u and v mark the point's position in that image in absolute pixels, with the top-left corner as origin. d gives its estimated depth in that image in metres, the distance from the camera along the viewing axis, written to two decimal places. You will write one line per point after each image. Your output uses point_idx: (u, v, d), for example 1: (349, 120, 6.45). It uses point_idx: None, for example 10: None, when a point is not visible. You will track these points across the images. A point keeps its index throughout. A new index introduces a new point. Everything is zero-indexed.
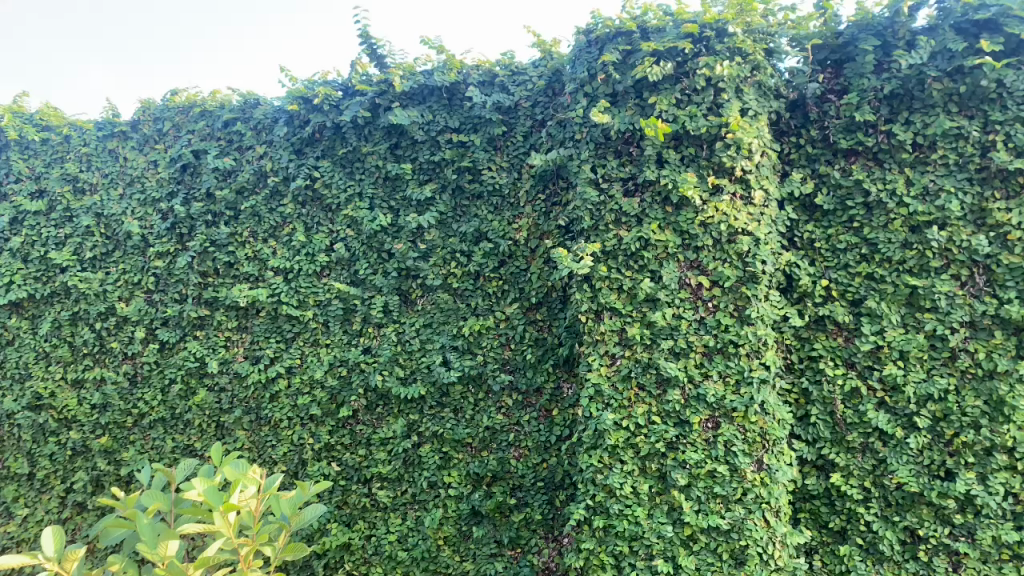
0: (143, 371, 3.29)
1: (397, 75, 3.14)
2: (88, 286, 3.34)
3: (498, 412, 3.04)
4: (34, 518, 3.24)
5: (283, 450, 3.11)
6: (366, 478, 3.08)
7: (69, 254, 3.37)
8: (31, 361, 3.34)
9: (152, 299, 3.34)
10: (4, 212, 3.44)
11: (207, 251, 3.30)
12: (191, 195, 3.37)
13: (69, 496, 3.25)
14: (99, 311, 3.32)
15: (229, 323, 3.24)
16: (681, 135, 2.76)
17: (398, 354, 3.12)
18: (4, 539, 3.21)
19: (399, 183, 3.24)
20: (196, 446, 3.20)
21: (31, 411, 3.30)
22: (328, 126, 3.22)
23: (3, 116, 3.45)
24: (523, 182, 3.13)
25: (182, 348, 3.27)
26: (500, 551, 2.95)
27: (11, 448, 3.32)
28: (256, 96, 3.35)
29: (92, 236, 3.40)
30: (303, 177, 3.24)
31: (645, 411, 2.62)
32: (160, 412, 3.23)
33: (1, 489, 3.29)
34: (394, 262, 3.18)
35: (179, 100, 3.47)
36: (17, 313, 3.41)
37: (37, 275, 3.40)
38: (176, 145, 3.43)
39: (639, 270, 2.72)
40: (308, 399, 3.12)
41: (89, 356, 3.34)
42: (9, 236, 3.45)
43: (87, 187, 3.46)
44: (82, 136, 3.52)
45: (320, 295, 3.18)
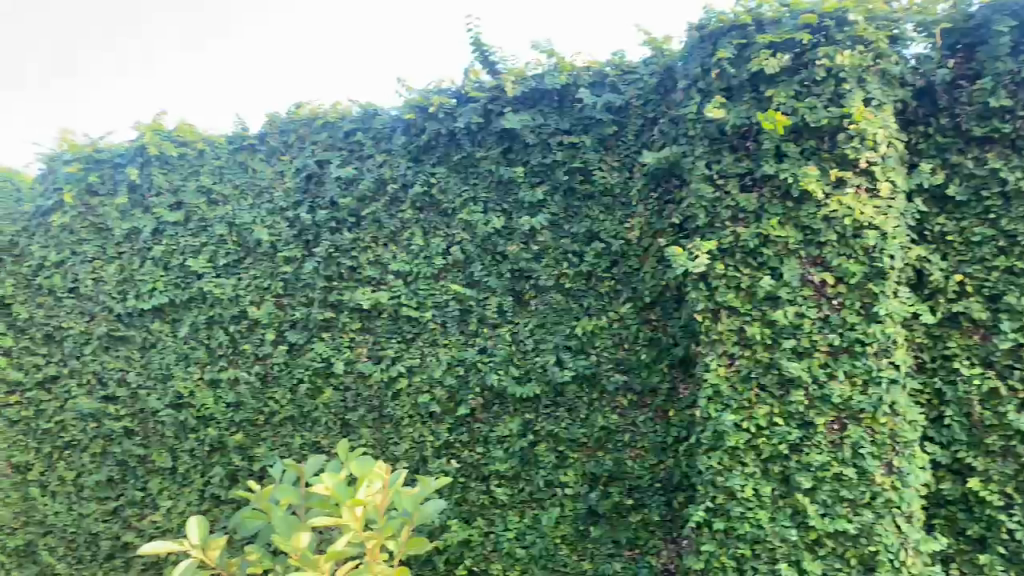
0: (274, 371, 3.45)
1: (509, 81, 3.18)
2: (222, 292, 3.53)
3: (614, 412, 3.05)
4: (178, 510, 3.51)
5: (405, 448, 3.22)
6: (485, 476, 3.14)
7: (204, 262, 3.57)
8: (173, 363, 3.58)
9: (281, 302, 3.51)
10: (147, 223, 3.68)
11: (331, 256, 3.43)
12: (317, 204, 3.51)
13: (208, 489, 3.49)
14: (233, 315, 3.52)
15: (353, 325, 3.36)
16: (801, 128, 2.68)
17: (513, 354, 3.15)
18: (152, 528, 3.54)
19: (511, 186, 3.25)
20: (324, 443, 3.35)
21: (173, 409, 3.56)
22: (443, 133, 3.30)
23: (145, 133, 3.67)
24: (634, 181, 3.11)
25: (310, 348, 3.42)
26: (618, 551, 3.01)
27: (157, 443, 3.60)
28: (375, 107, 3.44)
29: (225, 244, 3.59)
30: (420, 184, 3.34)
31: (767, 413, 2.56)
32: (289, 410, 3.41)
33: (148, 481, 3.59)
34: (509, 263, 3.21)
35: (303, 113, 3.60)
36: (160, 317, 3.66)
37: (177, 281, 3.63)
38: (301, 155, 3.58)
39: (758, 267, 2.67)
40: (428, 398, 3.21)
41: (224, 357, 3.54)
42: (152, 245, 3.70)
43: (219, 198, 3.64)
44: (216, 150, 3.69)
45: (438, 296, 3.26)
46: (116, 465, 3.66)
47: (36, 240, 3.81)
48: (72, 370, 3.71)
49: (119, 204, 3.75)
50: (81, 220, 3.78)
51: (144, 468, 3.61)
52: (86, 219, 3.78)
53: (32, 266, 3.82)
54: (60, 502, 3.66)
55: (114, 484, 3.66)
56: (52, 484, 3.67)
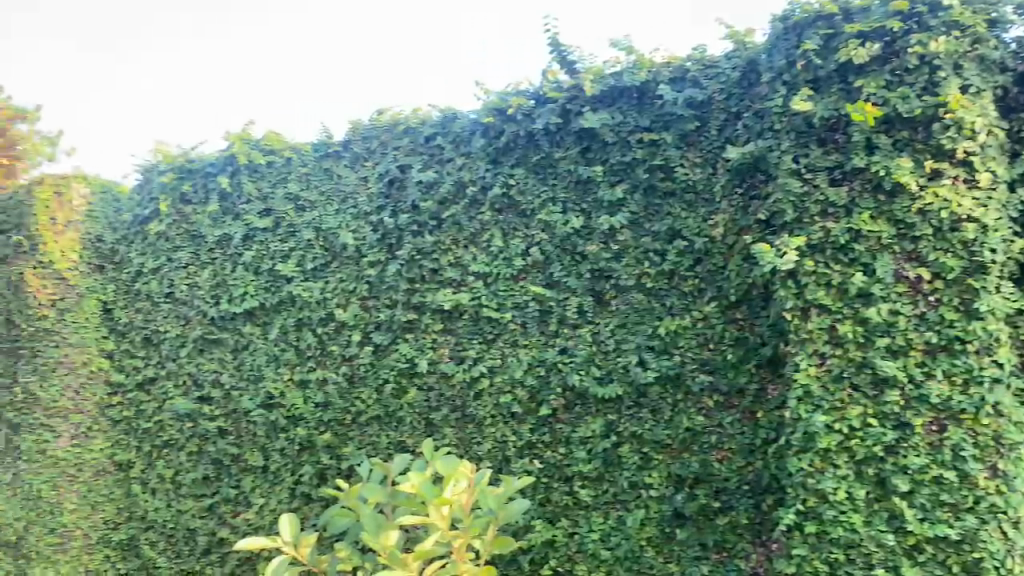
0: (360, 372, 3.52)
1: (588, 80, 3.17)
2: (310, 295, 3.63)
3: (699, 413, 3.00)
4: (270, 507, 3.63)
5: (488, 448, 3.24)
6: (568, 477, 3.14)
7: (293, 266, 3.68)
8: (264, 364, 3.69)
9: (366, 304, 3.58)
10: (238, 229, 3.81)
11: (414, 259, 3.49)
12: (399, 208, 3.55)
13: (298, 488, 3.58)
14: (320, 318, 3.61)
15: (436, 326, 3.41)
16: (893, 118, 2.60)
17: (595, 354, 3.14)
18: (246, 524, 3.66)
19: (591, 186, 3.24)
20: (409, 443, 3.41)
21: (264, 409, 3.67)
22: (522, 135, 3.31)
23: (235, 143, 3.83)
24: (717, 177, 3.05)
25: (394, 349, 3.48)
26: (705, 554, 2.96)
27: (249, 442, 3.72)
28: (454, 110, 3.47)
29: (313, 248, 3.68)
30: (499, 185, 3.34)
31: (860, 413, 2.48)
32: (375, 410, 3.47)
33: (241, 479, 3.72)
34: (589, 263, 3.19)
35: (385, 119, 3.66)
36: (251, 320, 3.78)
37: (266, 285, 3.75)
38: (383, 160, 3.63)
39: (850, 263, 2.58)
40: (510, 398, 3.22)
41: (312, 358, 3.63)
42: (242, 250, 3.82)
43: (307, 205, 3.74)
44: (302, 157, 3.80)
45: (518, 298, 3.26)
46: (211, 463, 3.81)
47: (136, 247, 4.09)
48: (169, 372, 3.92)
49: (211, 211, 3.90)
50: (176, 227, 4.00)
51: (238, 466, 3.74)
52: (181, 227, 3.99)
53: (131, 272, 4.09)
54: (160, 499, 3.88)
55: (209, 482, 3.81)
56: (152, 482, 3.91)
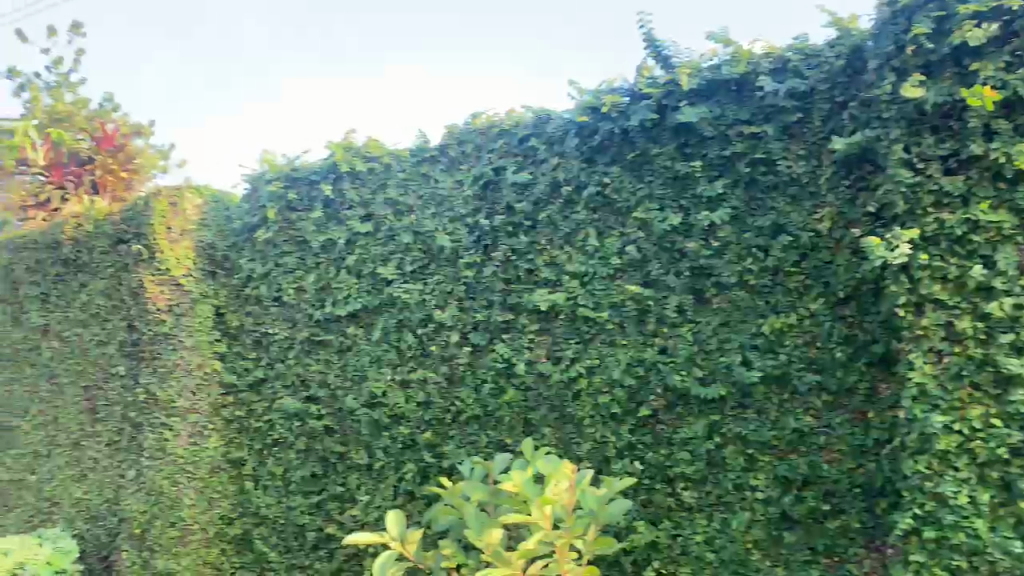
0: (459, 372, 3.58)
1: (683, 74, 3.11)
2: (409, 296, 3.70)
3: (806, 414, 2.91)
4: (374, 504, 3.72)
5: (588, 449, 3.24)
6: (670, 478, 3.10)
7: (393, 269, 3.77)
8: (367, 364, 3.80)
9: (464, 305, 3.61)
10: (341, 234, 3.93)
11: (510, 260, 3.51)
12: (495, 210, 3.58)
13: (401, 486, 3.66)
14: (420, 318, 3.68)
15: (534, 326, 3.42)
16: (1014, 101, 2.46)
17: (695, 354, 3.08)
18: (352, 521, 3.77)
19: (688, 182, 3.18)
20: (509, 443, 3.43)
21: (367, 408, 3.78)
22: (617, 132, 3.28)
23: (336, 151, 3.96)
24: (822, 169, 2.95)
25: (492, 349, 3.51)
26: (814, 558, 2.88)
27: (354, 440, 3.83)
28: (548, 111, 3.47)
29: (412, 252, 3.75)
30: (594, 184, 3.34)
31: (982, 413, 2.36)
32: (474, 410, 3.50)
33: (347, 476, 3.84)
34: (688, 261, 3.14)
35: (480, 123, 3.67)
36: (355, 322, 3.89)
37: (368, 289, 3.85)
38: (479, 163, 3.65)
39: (966, 255, 2.48)
40: (609, 399, 3.20)
41: (413, 358, 3.71)
42: (345, 255, 3.94)
43: (405, 208, 3.81)
44: (399, 163, 3.88)
45: (615, 297, 3.24)
46: (318, 461, 3.94)
47: (245, 254, 4.27)
48: (278, 372, 4.08)
49: (315, 217, 4.03)
50: (282, 233, 4.14)
51: (343, 464, 3.86)
52: (288, 234, 4.13)
53: (241, 278, 4.27)
54: (271, 495, 4.05)
55: (317, 479, 3.93)
56: (265, 478, 4.07)
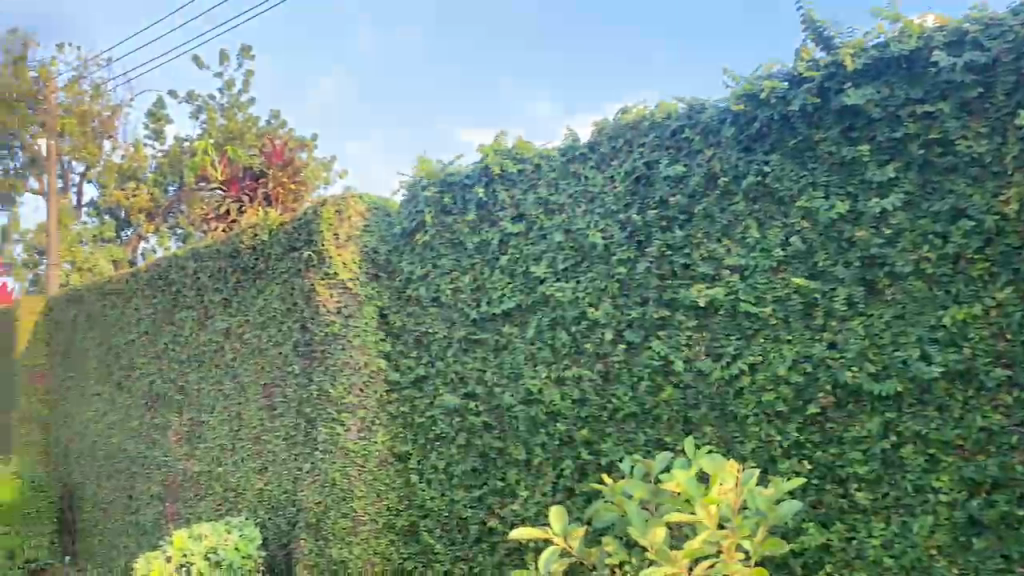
0: (614, 369, 3.56)
1: (848, 54, 2.99)
2: (563, 295, 3.73)
3: (995, 411, 2.70)
4: (534, 499, 3.77)
5: (752, 447, 3.17)
6: (842, 478, 2.96)
7: (546, 268, 3.80)
8: (523, 362, 3.87)
9: (618, 303, 3.58)
10: (495, 235, 4.02)
11: (665, 255, 3.45)
12: (647, 205, 3.53)
13: (560, 482, 3.69)
14: (573, 316, 3.70)
15: (691, 322, 3.35)
16: None
17: (867, 348, 2.93)
18: (514, 515, 3.85)
19: (856, 167, 3.02)
20: (668, 440, 3.39)
21: (525, 405, 3.85)
22: (776, 119, 3.17)
23: (488, 154, 4.08)
24: (1008, 147, 2.72)
25: (648, 347, 3.47)
26: (1008, 567, 2.66)
27: (512, 437, 3.90)
28: (702, 100, 3.40)
29: (563, 250, 3.76)
30: (753, 174, 3.23)
31: None
32: (631, 407, 3.49)
33: (507, 472, 3.91)
34: (857, 251, 2.98)
35: (631, 117, 3.63)
36: (509, 321, 3.96)
37: (522, 288, 3.90)
38: (630, 158, 3.60)
39: None
40: (773, 396, 3.10)
41: (568, 356, 3.73)
42: (499, 255, 4.02)
43: (556, 207, 3.83)
44: (549, 162, 3.90)
45: (779, 290, 3.13)
46: (477, 456, 4.04)
47: (405, 256, 4.45)
48: (439, 370, 4.23)
49: (469, 219, 4.15)
50: (438, 236, 4.29)
51: (502, 459, 3.94)
52: (444, 237, 4.27)
53: (401, 280, 4.47)
54: (435, 489, 4.20)
55: (477, 474, 4.03)
56: (429, 472, 4.23)
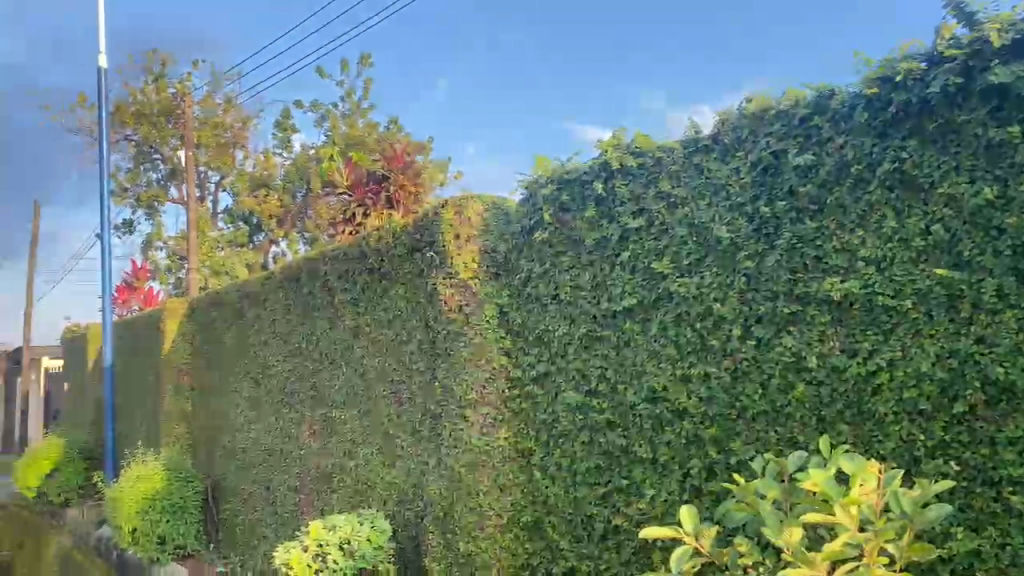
0: (742, 366, 3.48)
1: (995, 29, 2.80)
2: (688, 291, 3.66)
3: None
4: (660, 497, 3.73)
5: (892, 447, 3.02)
6: (994, 481, 2.79)
7: (668, 263, 3.75)
8: (646, 359, 3.84)
9: (745, 298, 3.49)
10: (615, 231, 3.99)
11: (794, 248, 3.34)
12: (775, 195, 3.42)
13: (687, 480, 3.63)
14: (699, 312, 3.63)
15: (824, 317, 3.23)
16: None
17: (1021, 343, 2.75)
18: (640, 513, 3.81)
19: (1006, 150, 2.83)
20: (801, 439, 3.27)
21: (649, 403, 3.81)
22: (914, 101, 3.01)
23: (607, 149, 4.06)
24: None
25: (777, 343, 3.37)
26: None
27: (636, 434, 3.87)
28: (832, 86, 3.25)
29: (687, 244, 3.70)
30: (889, 160, 3.07)
31: None
32: (761, 405, 3.40)
33: (632, 469, 3.89)
34: (1007, 239, 2.79)
35: (755, 106, 3.52)
36: (631, 318, 3.92)
37: (644, 283, 3.86)
38: (755, 149, 3.49)
39: None
40: (915, 393, 2.95)
41: (693, 352, 3.66)
42: (620, 252, 3.99)
43: (678, 201, 3.76)
44: (670, 155, 3.84)
45: (919, 282, 2.97)
46: (601, 454, 4.03)
47: (524, 254, 4.49)
48: (560, 368, 4.24)
49: (588, 216, 4.13)
50: (558, 234, 4.30)
51: (627, 457, 3.91)
52: (563, 234, 4.27)
53: (521, 278, 4.51)
54: (559, 485, 4.22)
55: (601, 471, 4.02)
56: (552, 469, 4.25)
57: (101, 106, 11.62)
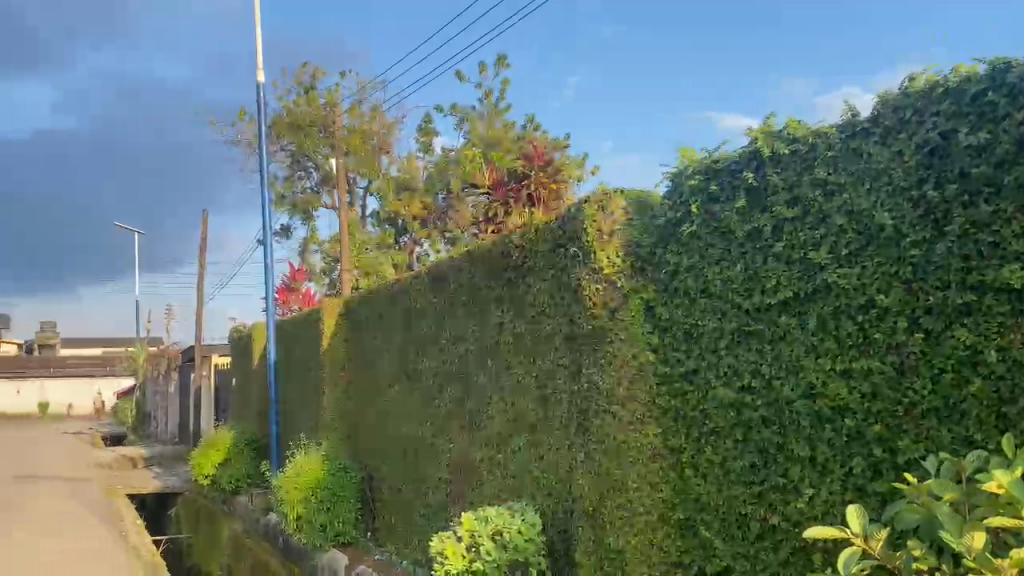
0: (910, 360, 3.29)
1: None
2: (847, 282, 3.49)
3: None
4: (820, 498, 3.59)
5: None
6: None
7: (825, 253, 3.58)
8: (803, 354, 3.69)
9: (911, 288, 3.30)
10: (767, 222, 3.86)
11: (967, 234, 3.13)
12: (944, 178, 3.21)
13: (850, 480, 3.47)
14: (860, 304, 3.45)
15: (1003, 307, 3.02)
16: None
17: None
18: (798, 514, 3.68)
19: None
20: (978, 438, 3.06)
21: (807, 399, 3.67)
22: None
23: (758, 137, 3.94)
24: None
25: (949, 336, 3.17)
26: None
27: (793, 432, 3.73)
28: (1008, 58, 3.02)
29: (846, 234, 3.52)
30: None
31: None
32: (932, 402, 3.20)
33: (788, 469, 3.76)
34: None
35: (919, 84, 3.32)
36: (786, 311, 3.79)
37: (799, 275, 3.72)
38: (921, 129, 3.28)
39: None
40: None
41: (854, 347, 3.49)
42: (772, 243, 3.86)
43: (836, 188, 3.59)
44: (826, 140, 3.67)
45: None
46: (756, 451, 3.92)
47: (671, 248, 4.42)
48: (711, 363, 4.16)
49: (738, 207, 4.02)
50: (705, 226, 4.21)
51: (784, 455, 3.78)
52: (711, 225, 4.18)
53: (667, 273, 4.45)
54: (711, 483, 4.15)
55: (756, 469, 3.91)
56: (703, 467, 4.19)
57: (260, 118, 12.37)
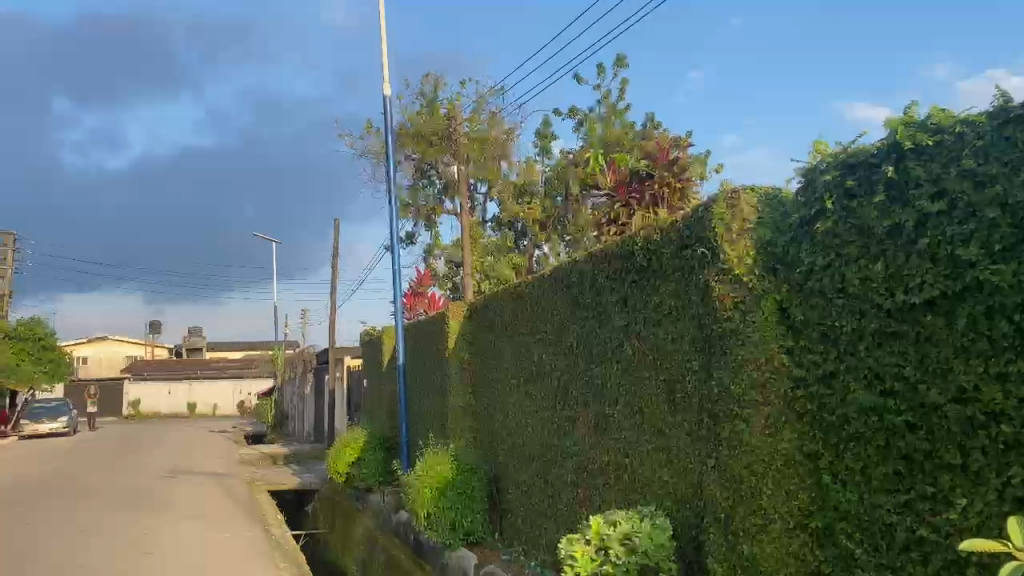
0: None
1: None
2: (1001, 279, 3.28)
3: None
4: (975, 509, 3.39)
5: None
6: None
7: (977, 249, 3.37)
8: (952, 356, 3.49)
9: None
10: (910, 216, 3.66)
11: None
12: None
13: (1008, 490, 3.27)
14: (1016, 303, 3.24)
15: None
16: None
17: None
18: (949, 525, 3.49)
19: None
20: None
21: (957, 404, 3.46)
22: None
23: (898, 128, 3.76)
24: None
25: None
26: None
27: (942, 438, 3.53)
28: None
29: (999, 227, 3.31)
30: None
31: None
32: None
33: (937, 478, 3.56)
34: None
35: None
36: (932, 310, 3.59)
37: (948, 272, 3.51)
38: None
39: None
40: None
41: (1011, 348, 3.28)
42: (916, 238, 3.66)
43: (987, 178, 3.37)
44: (974, 129, 3.46)
45: None
46: (900, 459, 3.73)
47: (805, 247, 4.27)
48: (850, 366, 3.99)
49: (878, 202, 3.84)
50: (842, 222, 4.04)
51: (932, 463, 3.58)
52: (848, 222, 4.01)
53: (801, 273, 4.31)
54: (852, 492, 3.98)
55: (901, 478, 3.72)
56: (844, 474, 4.03)
57: (386, 129, 12.79)
